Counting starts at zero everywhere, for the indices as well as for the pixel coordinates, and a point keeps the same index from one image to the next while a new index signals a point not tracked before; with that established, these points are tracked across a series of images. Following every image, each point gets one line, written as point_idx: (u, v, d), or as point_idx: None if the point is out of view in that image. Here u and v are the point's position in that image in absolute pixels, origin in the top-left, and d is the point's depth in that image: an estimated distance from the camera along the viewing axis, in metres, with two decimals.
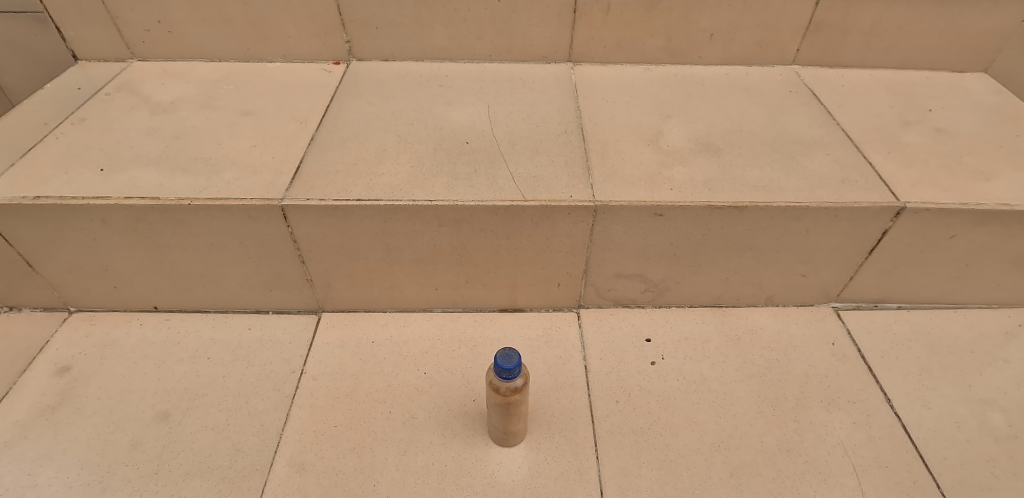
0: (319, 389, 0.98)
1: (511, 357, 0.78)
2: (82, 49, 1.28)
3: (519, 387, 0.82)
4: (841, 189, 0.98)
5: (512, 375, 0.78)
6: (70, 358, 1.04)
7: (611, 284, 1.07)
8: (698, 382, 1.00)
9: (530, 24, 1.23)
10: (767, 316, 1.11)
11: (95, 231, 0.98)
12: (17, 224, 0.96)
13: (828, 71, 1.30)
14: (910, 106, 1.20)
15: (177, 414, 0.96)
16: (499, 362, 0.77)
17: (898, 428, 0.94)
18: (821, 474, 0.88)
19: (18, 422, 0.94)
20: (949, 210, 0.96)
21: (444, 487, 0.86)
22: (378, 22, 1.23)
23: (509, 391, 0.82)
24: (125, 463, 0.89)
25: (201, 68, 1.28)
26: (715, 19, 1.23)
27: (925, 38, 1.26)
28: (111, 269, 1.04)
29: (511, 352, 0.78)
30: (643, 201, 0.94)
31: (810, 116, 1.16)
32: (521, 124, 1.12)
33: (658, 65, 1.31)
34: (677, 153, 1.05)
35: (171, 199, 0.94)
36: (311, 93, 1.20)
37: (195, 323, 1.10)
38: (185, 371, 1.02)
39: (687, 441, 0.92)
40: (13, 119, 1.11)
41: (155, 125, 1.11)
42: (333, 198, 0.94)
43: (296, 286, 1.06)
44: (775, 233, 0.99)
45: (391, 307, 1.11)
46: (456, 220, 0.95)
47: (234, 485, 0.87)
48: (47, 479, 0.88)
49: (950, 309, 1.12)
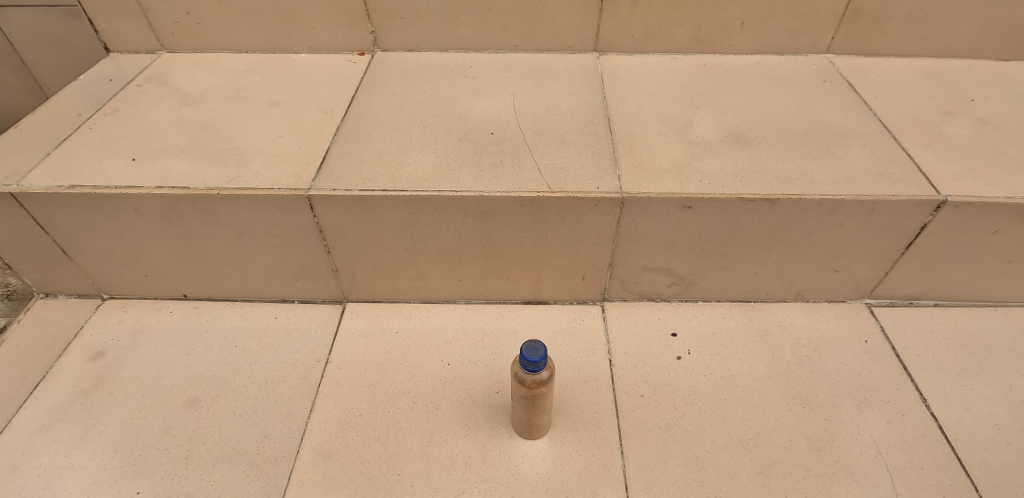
0: (345, 379, 0.99)
1: (537, 349, 0.77)
2: (114, 41, 1.30)
3: (545, 379, 0.81)
4: (879, 182, 0.95)
5: (538, 367, 0.77)
6: (104, 344, 1.07)
7: (637, 277, 1.05)
8: (726, 378, 0.98)
9: (557, 13, 1.22)
10: (797, 312, 1.08)
11: (128, 219, 0.99)
12: (53, 212, 0.99)
13: (865, 60, 1.26)
14: (951, 96, 1.15)
15: (206, 401, 0.97)
16: (525, 353, 0.76)
17: (934, 429, 0.91)
18: (853, 474, 0.86)
19: (56, 405, 0.97)
20: (993, 205, 0.92)
21: (468, 478, 0.86)
22: (404, 13, 1.22)
23: (534, 384, 0.81)
24: (156, 447, 0.91)
25: (229, 60, 1.29)
26: (747, 6, 1.20)
27: (970, 25, 1.21)
28: (143, 257, 1.06)
29: (538, 344, 0.78)
30: (671, 193, 0.92)
31: (845, 106, 1.12)
32: (547, 114, 1.11)
33: (687, 54, 1.28)
34: (708, 144, 1.03)
35: (201, 188, 0.95)
36: (337, 84, 1.20)
37: (224, 312, 1.11)
38: (215, 358, 1.03)
39: (714, 438, 0.90)
40: (50, 110, 1.14)
41: (184, 116, 1.12)
42: (359, 188, 0.94)
43: (322, 276, 1.07)
44: (808, 227, 0.96)
45: (415, 298, 1.11)
46: (481, 212, 0.95)
47: (262, 472, 0.88)
48: (82, 461, 0.90)
49: (990, 308, 1.08)
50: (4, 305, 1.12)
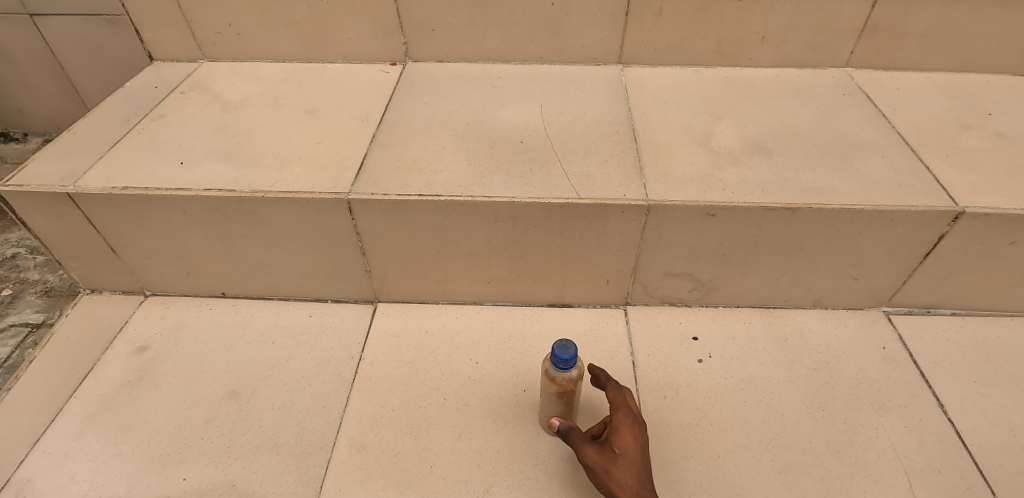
0: (378, 375, 1.03)
1: (568, 348, 0.81)
2: (158, 49, 1.36)
3: (574, 378, 0.86)
4: (898, 193, 0.98)
5: (568, 365, 0.80)
6: (147, 338, 1.12)
7: (659, 282, 1.09)
8: (746, 381, 1.01)
9: (582, 26, 1.26)
10: (815, 318, 1.11)
11: (175, 220, 1.05)
12: (105, 212, 1.04)
13: (883, 74, 1.29)
14: (969, 110, 1.18)
15: (246, 394, 1.02)
16: (556, 351, 0.80)
17: (951, 434, 0.94)
18: (871, 476, 0.89)
19: (104, 395, 1.02)
20: (1011, 216, 0.94)
21: (497, 471, 0.90)
22: (435, 25, 1.27)
23: (564, 381, 0.86)
24: (199, 437, 0.96)
25: (266, 69, 1.35)
26: (768, 21, 1.23)
27: (988, 41, 1.23)
28: (186, 256, 1.11)
29: (569, 344, 0.81)
30: (695, 201, 0.96)
31: (865, 119, 1.15)
32: (573, 124, 1.15)
33: (708, 67, 1.32)
34: (730, 154, 1.06)
35: (245, 191, 1.00)
36: (370, 93, 1.25)
37: (260, 310, 1.16)
38: (253, 353, 1.08)
39: (735, 438, 0.93)
40: (100, 115, 1.20)
41: (226, 122, 1.18)
42: (396, 193, 0.98)
43: (356, 277, 1.12)
44: (828, 235, 0.99)
45: (443, 299, 1.15)
46: (512, 217, 0.99)
47: (300, 462, 0.92)
48: (130, 449, 0.95)
49: (1007, 317, 1.10)
50: (43, 301, 1.27)
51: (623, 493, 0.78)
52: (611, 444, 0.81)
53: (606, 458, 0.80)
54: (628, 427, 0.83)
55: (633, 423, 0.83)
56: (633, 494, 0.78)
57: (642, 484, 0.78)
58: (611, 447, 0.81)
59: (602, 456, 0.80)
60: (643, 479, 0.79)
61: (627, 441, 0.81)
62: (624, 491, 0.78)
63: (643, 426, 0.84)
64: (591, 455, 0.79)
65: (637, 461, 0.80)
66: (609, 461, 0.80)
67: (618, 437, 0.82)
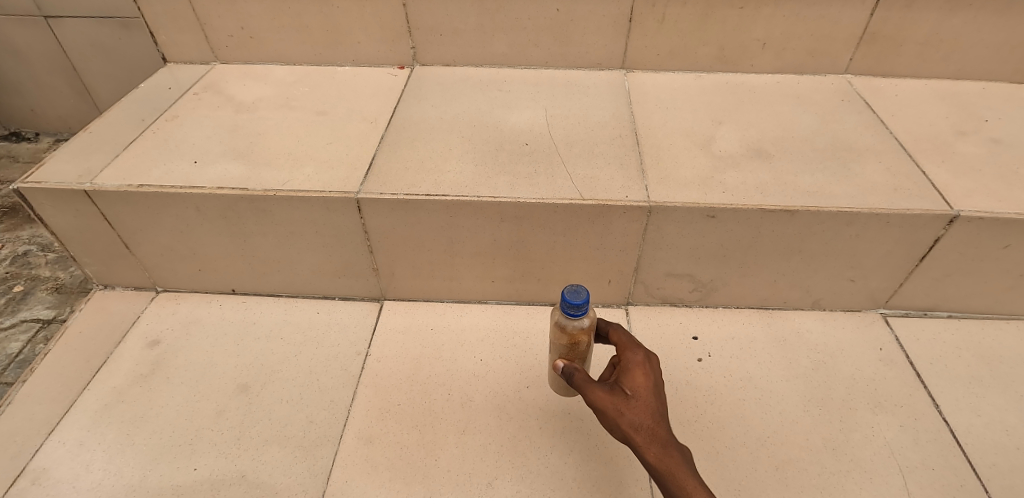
0: (384, 371, 1.06)
1: (579, 293, 0.81)
2: (172, 52, 1.39)
3: (586, 326, 0.88)
4: (894, 196, 1.00)
5: (579, 310, 0.80)
6: (159, 333, 1.14)
7: (661, 283, 1.11)
8: (744, 379, 1.03)
9: (587, 32, 1.29)
10: (814, 319, 1.13)
11: (189, 217, 1.07)
12: (121, 209, 1.07)
13: (882, 81, 1.32)
14: (965, 117, 1.20)
15: (255, 387, 1.04)
16: (568, 296, 0.80)
17: (946, 433, 0.95)
18: (867, 473, 0.91)
19: (117, 387, 1.05)
20: (1005, 220, 0.97)
21: (500, 465, 0.92)
22: (442, 30, 1.30)
23: (576, 330, 0.88)
24: (210, 428, 0.98)
25: (278, 71, 1.38)
26: (769, 28, 1.26)
27: (985, 49, 1.26)
28: (199, 253, 1.14)
29: (580, 289, 0.82)
30: (696, 203, 0.98)
31: (863, 125, 1.18)
32: (577, 127, 1.17)
33: (710, 73, 1.34)
34: (730, 158, 1.09)
35: (258, 190, 1.03)
36: (379, 96, 1.28)
37: (269, 306, 1.19)
38: (262, 348, 1.11)
39: (733, 434, 0.95)
40: (116, 115, 1.23)
41: (239, 122, 1.21)
42: (404, 192, 1.01)
43: (363, 275, 1.14)
44: (825, 238, 1.02)
45: (449, 297, 1.17)
46: (517, 216, 1.01)
47: (308, 454, 0.95)
48: (142, 439, 0.97)
49: (1002, 320, 1.12)
50: (55, 297, 1.31)
51: (639, 434, 0.74)
52: (622, 386, 0.78)
53: (617, 399, 0.76)
54: (638, 366, 0.80)
55: (644, 361, 0.81)
56: (649, 434, 0.74)
57: (657, 423, 0.74)
58: (622, 389, 0.77)
59: (613, 397, 0.76)
60: (659, 418, 0.75)
61: (638, 380, 0.78)
62: (639, 432, 0.74)
63: (655, 367, 0.81)
64: (602, 396, 0.76)
65: (651, 400, 0.77)
66: (620, 402, 0.76)
67: (629, 378, 0.79)
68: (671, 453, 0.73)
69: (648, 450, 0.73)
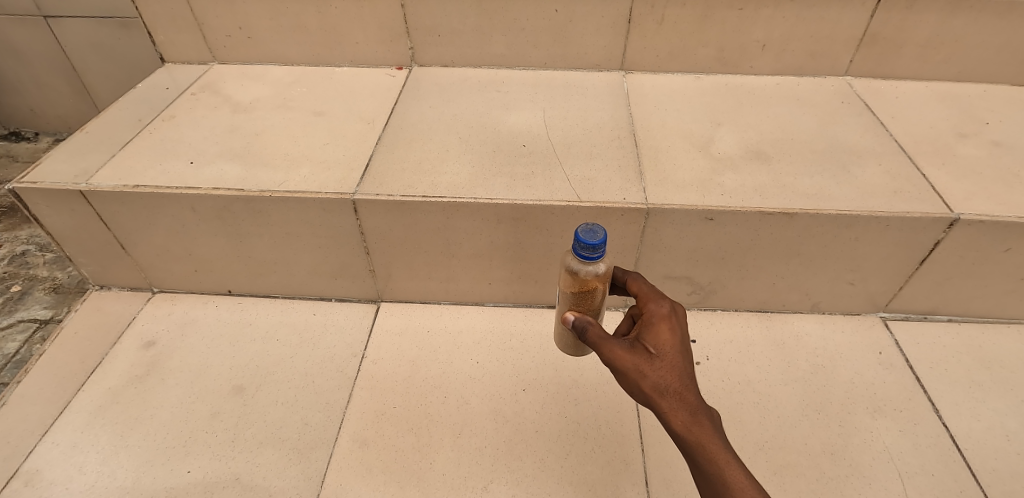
0: (380, 373, 1.05)
1: (596, 233, 0.77)
2: (170, 52, 1.39)
3: (600, 273, 0.86)
4: (894, 199, 0.99)
5: (595, 252, 0.77)
6: (155, 334, 1.14)
7: (659, 285, 1.10)
8: (743, 383, 1.02)
9: (586, 33, 1.28)
10: (813, 323, 1.12)
11: (185, 218, 1.07)
12: (117, 209, 1.06)
13: (882, 83, 1.31)
14: (966, 119, 1.19)
15: (251, 389, 1.04)
16: (584, 236, 0.77)
17: (946, 438, 0.95)
18: (866, 478, 0.90)
19: (112, 389, 1.04)
20: (1006, 223, 0.96)
21: (496, 468, 0.92)
22: (441, 31, 1.30)
23: (590, 276, 0.86)
24: (205, 430, 0.98)
25: (276, 72, 1.37)
26: (768, 30, 1.25)
27: (986, 51, 1.25)
28: (195, 253, 1.13)
29: (597, 229, 0.78)
30: (694, 205, 0.98)
31: (863, 127, 1.17)
32: (576, 128, 1.17)
33: (709, 74, 1.34)
34: (729, 159, 1.08)
35: (254, 190, 1.02)
36: (377, 97, 1.27)
37: (266, 308, 1.18)
38: (258, 349, 1.10)
39: (731, 438, 0.95)
40: (113, 115, 1.23)
41: (236, 123, 1.20)
42: (400, 194, 1.00)
43: (360, 276, 1.14)
44: (825, 241, 1.01)
45: (446, 299, 1.17)
46: (514, 218, 1.01)
47: (302, 456, 0.94)
48: (137, 441, 0.97)
49: (1003, 324, 1.11)
50: (52, 297, 1.30)
51: (664, 399, 0.70)
52: (645, 344, 0.74)
53: (639, 359, 0.72)
54: (664, 321, 0.76)
55: (669, 315, 0.76)
56: (675, 399, 0.69)
57: (685, 387, 0.70)
58: (646, 347, 0.73)
59: (635, 358, 0.72)
60: (687, 381, 0.71)
61: (663, 338, 0.74)
62: (664, 397, 0.70)
63: (680, 321, 0.76)
64: (620, 356, 0.73)
65: (678, 360, 0.72)
66: (643, 363, 0.72)
67: (652, 335, 0.74)
68: (700, 421, 0.68)
69: (675, 417, 0.69)
